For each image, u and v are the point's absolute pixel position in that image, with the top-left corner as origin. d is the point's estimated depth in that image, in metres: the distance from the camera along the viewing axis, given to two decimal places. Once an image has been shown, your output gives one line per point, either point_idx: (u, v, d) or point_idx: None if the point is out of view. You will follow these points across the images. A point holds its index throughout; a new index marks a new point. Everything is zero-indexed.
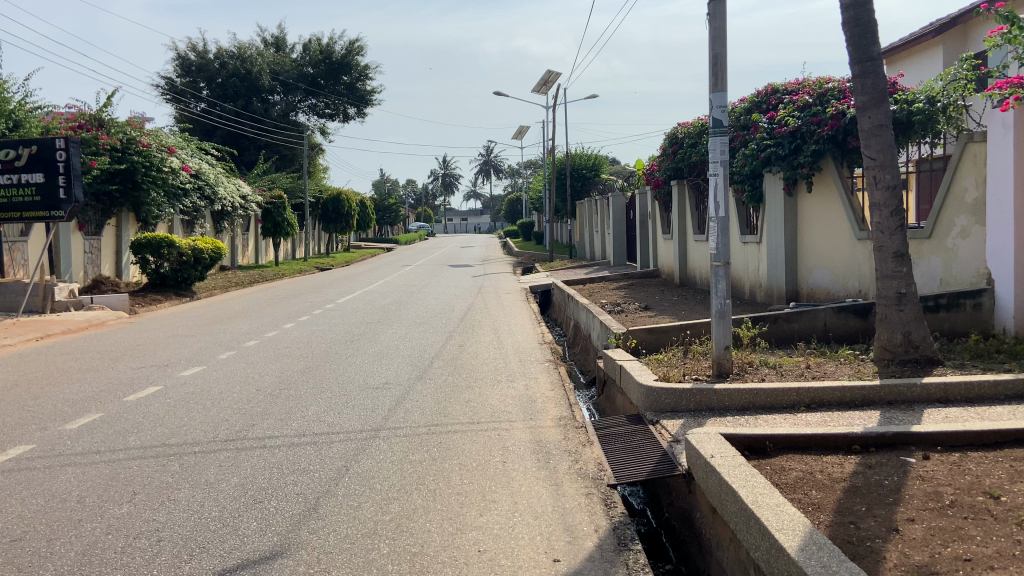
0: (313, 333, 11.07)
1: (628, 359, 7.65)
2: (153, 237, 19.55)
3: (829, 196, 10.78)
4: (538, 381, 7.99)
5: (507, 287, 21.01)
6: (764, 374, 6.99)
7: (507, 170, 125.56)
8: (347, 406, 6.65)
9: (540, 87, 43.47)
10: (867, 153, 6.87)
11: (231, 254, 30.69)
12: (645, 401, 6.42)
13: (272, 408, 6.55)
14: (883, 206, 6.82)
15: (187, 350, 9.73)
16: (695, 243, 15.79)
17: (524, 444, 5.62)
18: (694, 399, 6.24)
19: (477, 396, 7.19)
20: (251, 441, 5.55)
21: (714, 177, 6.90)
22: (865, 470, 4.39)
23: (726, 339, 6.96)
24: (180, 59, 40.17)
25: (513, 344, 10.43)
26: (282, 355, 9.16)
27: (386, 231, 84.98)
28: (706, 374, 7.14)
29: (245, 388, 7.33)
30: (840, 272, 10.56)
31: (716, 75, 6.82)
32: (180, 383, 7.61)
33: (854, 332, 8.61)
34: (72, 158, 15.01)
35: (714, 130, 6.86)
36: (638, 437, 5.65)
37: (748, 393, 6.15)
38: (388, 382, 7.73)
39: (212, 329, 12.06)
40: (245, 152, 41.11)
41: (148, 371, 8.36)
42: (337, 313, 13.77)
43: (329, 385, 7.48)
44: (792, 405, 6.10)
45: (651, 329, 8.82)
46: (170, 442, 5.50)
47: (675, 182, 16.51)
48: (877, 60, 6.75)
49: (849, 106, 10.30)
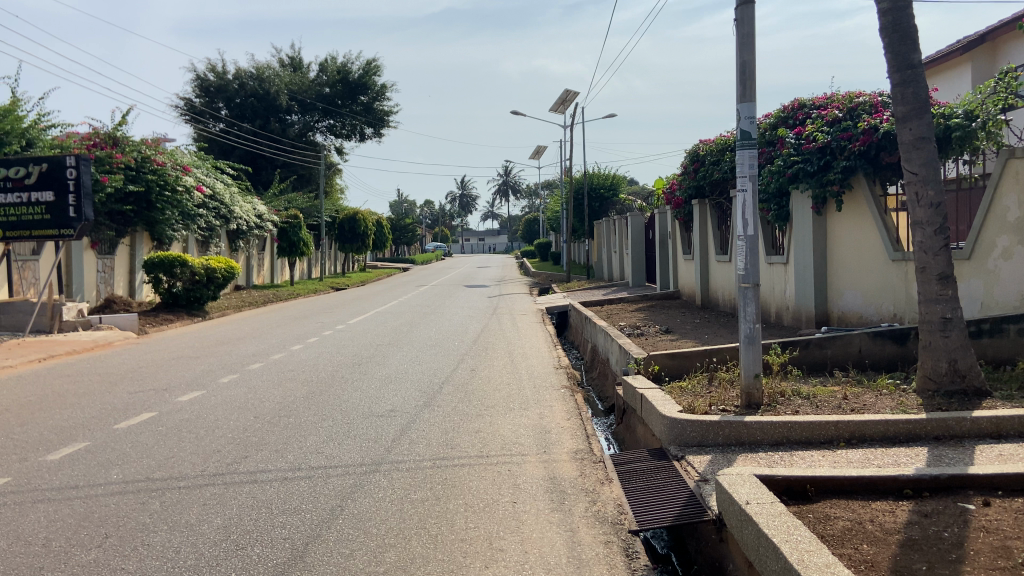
0: (321, 356, 10.67)
1: (649, 388, 7.16)
2: (164, 256, 19.34)
3: (860, 215, 10.33)
4: (553, 409, 7.53)
5: (524, 309, 20.55)
6: (798, 406, 6.50)
7: (525, 190, 125.55)
8: (349, 436, 6.21)
9: (558, 106, 43.19)
10: (908, 167, 6.40)
11: (246, 274, 30.51)
12: (669, 435, 5.94)
13: (268, 438, 6.12)
14: (927, 224, 6.34)
15: (188, 373, 9.34)
16: (717, 264, 15.28)
17: (537, 481, 5.15)
18: (722, 433, 5.74)
19: (488, 425, 6.72)
20: (241, 476, 5.12)
21: (742, 193, 6.43)
22: (921, 519, 3.88)
23: (755, 366, 6.47)
24: (198, 79, 40.33)
25: (527, 369, 9.95)
26: (286, 380, 8.75)
27: (403, 252, 84.94)
28: (734, 405, 6.64)
29: (243, 416, 6.92)
30: (875, 295, 10.09)
31: (745, 84, 6.41)
32: (176, 409, 7.22)
33: (892, 359, 8.10)
34: (83, 176, 14.80)
35: (741, 142, 6.43)
36: (662, 475, 5.18)
37: (782, 427, 5.66)
38: (393, 409, 7.31)
39: (218, 351, 11.70)
40: (262, 171, 41.14)
41: (145, 396, 7.97)
42: (348, 335, 13.37)
43: (332, 413, 7.05)
44: (830, 440, 5.63)
45: (673, 354, 8.36)
46: (154, 476, 5.09)
47: (696, 201, 16.11)
48: (918, 68, 6.32)
49: (881, 120, 9.89)
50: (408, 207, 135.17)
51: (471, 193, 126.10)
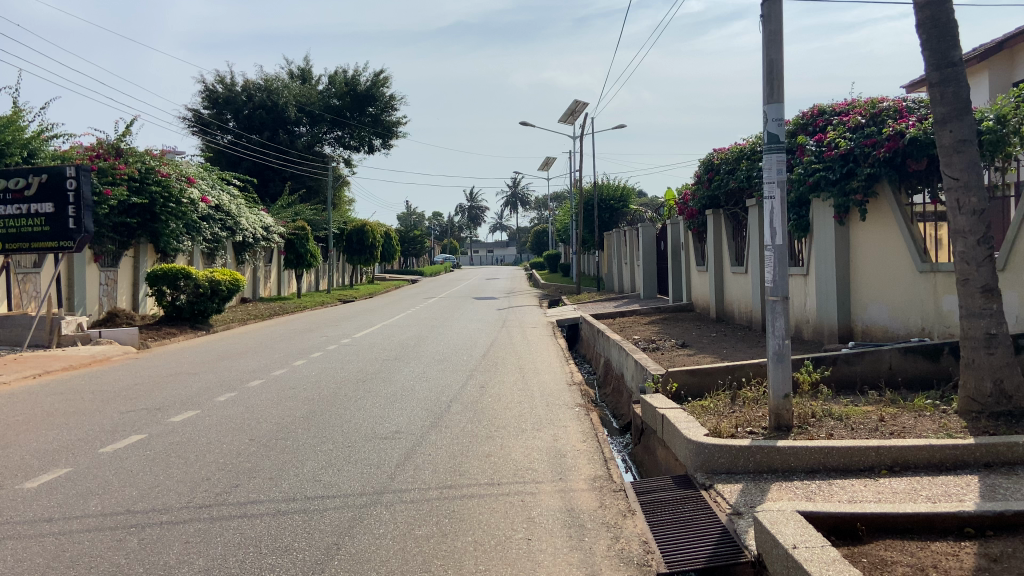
0: (324, 372, 10.26)
1: (670, 408, 6.72)
2: (169, 269, 18.98)
3: (884, 224, 9.88)
4: (567, 430, 7.10)
5: (534, 321, 20.10)
6: (831, 428, 6.05)
7: (534, 201, 125.22)
8: (349, 461, 5.78)
9: (566, 117, 42.82)
10: (948, 171, 5.95)
11: (252, 286, 30.19)
12: (694, 461, 5.48)
13: (262, 463, 5.71)
14: (969, 233, 5.88)
15: (185, 390, 8.95)
16: (732, 275, 14.83)
17: (553, 514, 4.71)
18: (753, 459, 5.28)
19: (499, 448, 6.29)
20: (230, 509, 4.71)
21: (769, 200, 6.00)
22: (991, 565, 3.42)
23: (785, 386, 6.03)
24: (207, 91, 40.22)
25: (539, 386, 9.53)
26: (286, 398, 8.36)
27: (412, 264, 84.70)
28: (763, 428, 6.20)
29: (238, 438, 6.52)
30: (901, 308, 9.64)
31: (772, 83, 5.99)
32: (168, 431, 6.83)
33: (926, 376, 7.65)
34: (83, 187, 14.50)
35: (769, 146, 6.01)
36: (690, 508, 4.76)
37: (818, 453, 5.21)
38: (398, 430, 6.88)
39: (217, 366, 11.32)
40: (270, 183, 40.94)
41: (137, 416, 7.59)
42: (353, 349, 12.96)
43: (332, 434, 6.64)
44: (871, 467, 5.18)
45: (693, 370, 7.92)
46: (136, 509, 4.69)
47: (710, 211, 15.70)
48: (958, 66, 5.90)
49: (907, 125, 9.48)
50: (417, 219, 135.06)
51: (480, 204, 125.81)
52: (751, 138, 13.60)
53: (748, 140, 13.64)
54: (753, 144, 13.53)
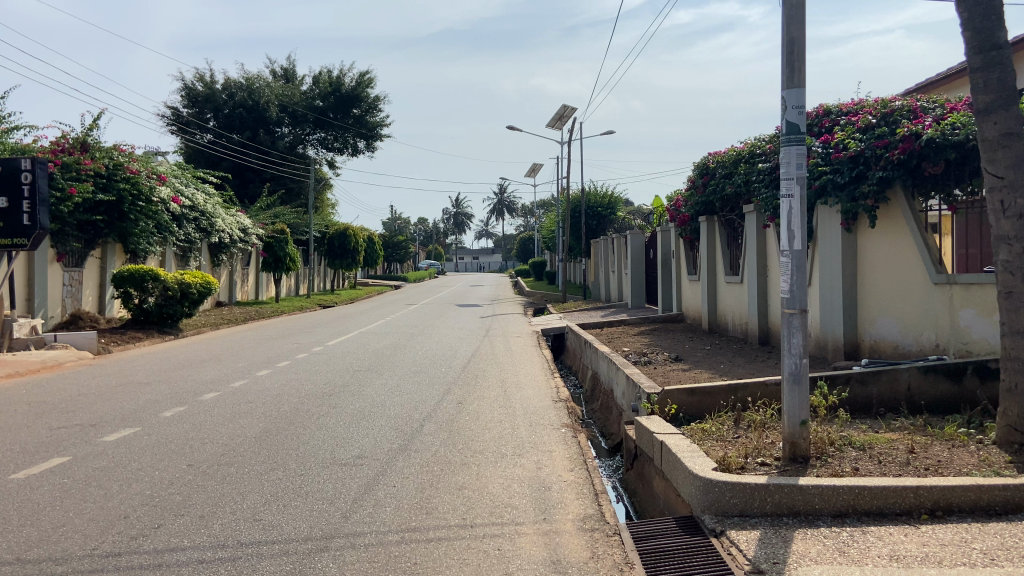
0: (287, 384, 9.42)
1: (669, 432, 5.93)
2: (136, 270, 17.94)
3: (895, 231, 9.20)
4: (552, 455, 6.30)
5: (518, 330, 19.34)
6: (854, 460, 5.30)
7: (521, 209, 124.40)
8: (301, 495, 4.95)
9: (555, 122, 42.19)
10: (991, 169, 5.23)
11: (227, 289, 29.20)
12: (701, 499, 4.67)
13: (194, 497, 4.89)
14: (1015, 239, 5.14)
15: (129, 404, 8.08)
16: (727, 285, 14.12)
17: (536, 568, 3.90)
18: (771, 500, 4.49)
19: (475, 479, 5.48)
20: (143, 558, 3.88)
21: (787, 198, 5.26)
22: None
23: (801, 412, 5.27)
24: (186, 89, 39.20)
25: (522, 402, 8.73)
26: (240, 414, 7.52)
27: (396, 270, 83.57)
28: (776, 459, 5.43)
29: (176, 463, 5.68)
30: (913, 323, 8.93)
31: (792, 66, 5.25)
32: (98, 453, 5.99)
33: (947, 399, 6.94)
34: (39, 181, 13.53)
35: (788, 137, 5.27)
36: (699, 563, 3.97)
37: (848, 493, 4.44)
38: (361, 454, 6.07)
39: (174, 375, 10.45)
40: (250, 184, 39.97)
41: (67, 433, 6.74)
42: (323, 358, 12.11)
43: (285, 460, 5.82)
44: (909, 511, 4.43)
45: (692, 389, 7.16)
46: (27, 558, 3.86)
47: (704, 218, 14.99)
48: (1005, 48, 5.17)
49: (923, 126, 8.79)
50: (403, 224, 134.16)
51: (467, 210, 124.88)
52: (750, 141, 12.87)
53: (746, 143, 12.92)
54: (751, 147, 12.78)
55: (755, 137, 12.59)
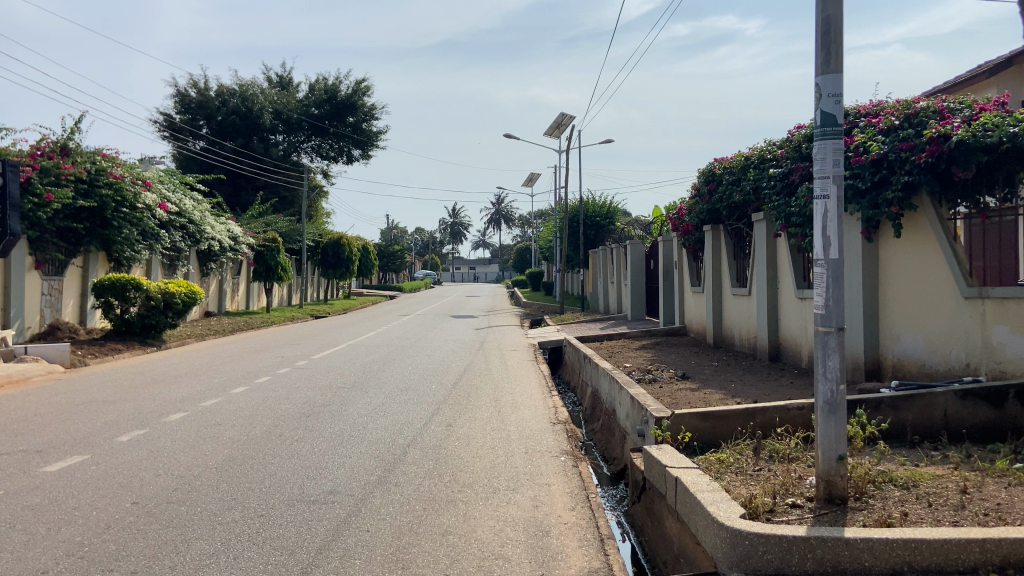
0: (263, 403, 8.69)
1: (684, 466, 5.22)
2: (117, 278, 17.19)
3: (920, 241, 8.52)
4: (550, 490, 5.58)
5: (513, 344, 18.59)
6: (899, 502, 4.58)
7: (519, 219, 123.54)
8: (257, 543, 4.23)
9: (552, 129, 41.69)
10: None
11: (217, 299, 28.47)
12: (728, 553, 3.96)
13: (130, 546, 4.15)
14: None
15: (85, 427, 7.34)
16: (733, 297, 13.42)
17: None
18: (811, 556, 3.78)
19: (461, 521, 4.76)
20: None
21: (822, 200, 4.57)
22: None
23: (839, 445, 4.55)
24: (179, 95, 38.62)
25: (517, 425, 8.02)
26: (205, 439, 6.79)
27: (390, 280, 82.81)
28: (808, 498, 4.72)
29: (120, 500, 4.95)
30: (941, 340, 8.23)
31: (828, 49, 4.56)
32: (34, 487, 5.25)
33: (987, 426, 6.24)
34: (10, 184, 12.83)
35: (823, 131, 4.60)
36: None
37: (901, 548, 3.71)
38: (334, 489, 5.34)
39: (144, 392, 9.72)
40: (243, 192, 39.20)
41: (6, 461, 6.00)
42: (306, 373, 11.38)
43: (246, 497, 5.09)
44: (976, 568, 3.68)
45: (706, 413, 6.47)
46: None
47: (709, 226, 14.31)
48: None
49: (951, 126, 8.13)
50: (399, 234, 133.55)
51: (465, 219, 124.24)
52: (759, 146, 12.20)
53: (755, 148, 12.27)
54: (759, 152, 12.14)
55: (765, 142, 11.93)
